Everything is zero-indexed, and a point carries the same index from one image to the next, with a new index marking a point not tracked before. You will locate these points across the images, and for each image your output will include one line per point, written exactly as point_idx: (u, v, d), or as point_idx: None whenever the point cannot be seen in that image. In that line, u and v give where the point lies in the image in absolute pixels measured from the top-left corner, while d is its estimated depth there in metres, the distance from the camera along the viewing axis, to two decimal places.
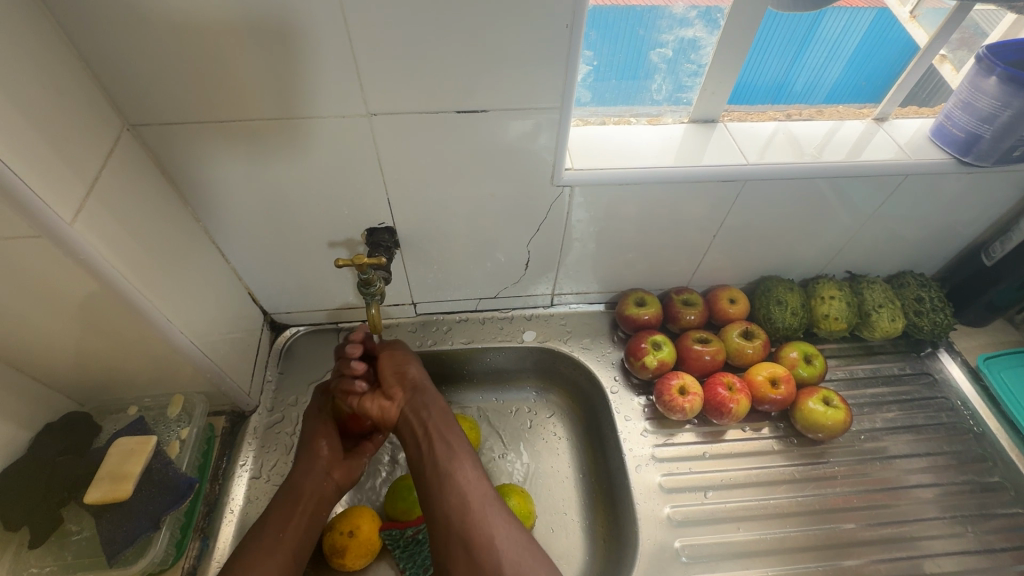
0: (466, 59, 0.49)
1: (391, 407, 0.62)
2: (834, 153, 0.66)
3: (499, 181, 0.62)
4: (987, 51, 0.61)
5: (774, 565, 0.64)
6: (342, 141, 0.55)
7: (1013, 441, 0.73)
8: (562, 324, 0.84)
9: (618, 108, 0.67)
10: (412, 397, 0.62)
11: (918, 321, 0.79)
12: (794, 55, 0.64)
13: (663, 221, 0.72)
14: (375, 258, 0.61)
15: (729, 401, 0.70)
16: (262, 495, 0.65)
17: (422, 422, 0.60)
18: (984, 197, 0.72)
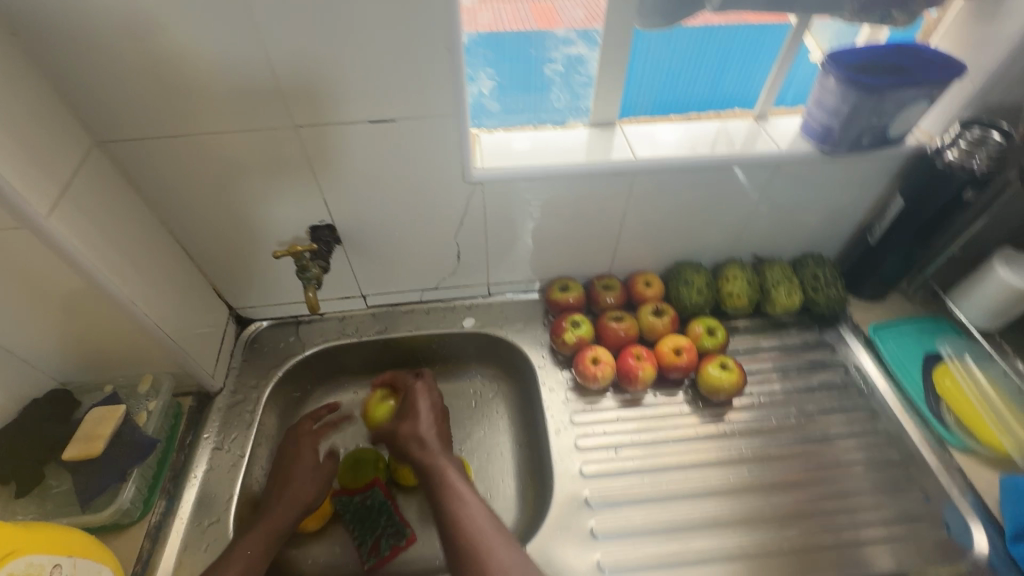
0: (367, 76, 0.59)
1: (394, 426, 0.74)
2: (714, 148, 0.77)
3: (418, 182, 0.72)
4: (830, 57, 0.70)
5: (675, 509, 0.72)
6: (279, 150, 0.65)
7: (897, 397, 0.80)
8: (499, 312, 0.93)
9: (526, 119, 0.78)
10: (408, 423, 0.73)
11: (815, 295, 0.88)
12: (785, 68, 0.77)
13: (574, 215, 0.81)
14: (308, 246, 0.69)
15: (636, 368, 0.79)
16: (224, 463, 0.74)
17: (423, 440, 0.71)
18: (859, 180, 0.82)
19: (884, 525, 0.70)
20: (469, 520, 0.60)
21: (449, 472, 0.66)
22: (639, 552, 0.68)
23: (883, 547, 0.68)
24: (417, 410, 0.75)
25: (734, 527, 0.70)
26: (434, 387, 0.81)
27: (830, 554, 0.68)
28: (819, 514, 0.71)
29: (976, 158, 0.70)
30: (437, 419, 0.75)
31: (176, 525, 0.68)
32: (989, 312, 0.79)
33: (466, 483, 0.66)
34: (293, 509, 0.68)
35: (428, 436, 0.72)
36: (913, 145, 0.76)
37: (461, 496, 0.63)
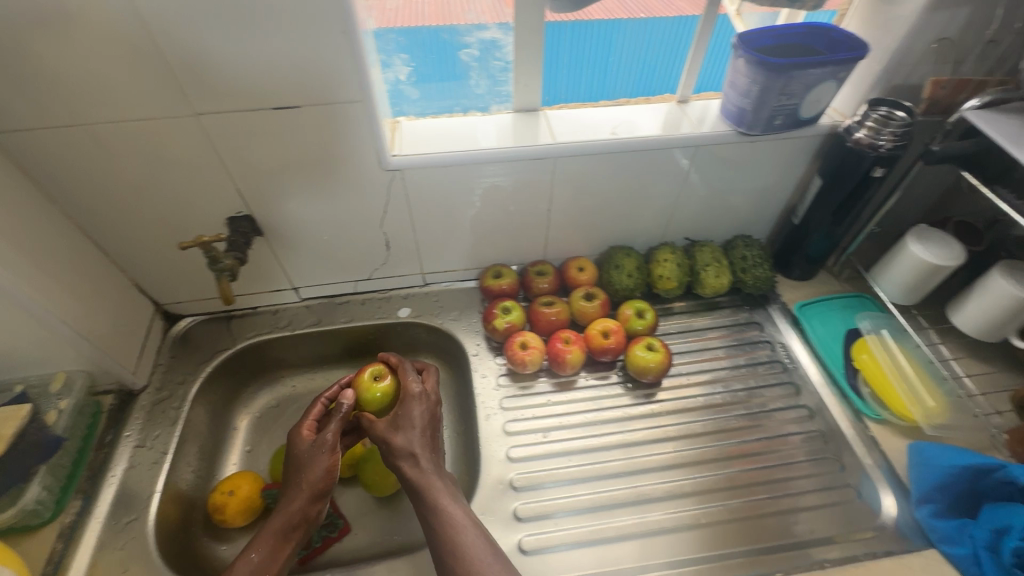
0: (264, 61, 0.58)
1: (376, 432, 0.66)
2: (635, 131, 0.78)
3: (334, 170, 0.71)
4: (740, 39, 0.71)
5: (597, 489, 0.72)
6: (182, 139, 0.64)
7: (820, 372, 0.83)
8: (436, 301, 0.93)
9: (447, 106, 0.78)
10: (401, 437, 0.65)
11: (743, 276, 0.89)
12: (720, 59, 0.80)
13: (500, 203, 0.82)
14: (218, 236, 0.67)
15: (564, 351, 0.79)
16: (145, 461, 0.73)
17: (415, 457, 0.64)
18: (780, 160, 0.83)
19: (819, 493, 0.72)
20: (468, 551, 0.56)
21: (441, 495, 0.61)
22: (560, 532, 0.68)
23: (815, 514, 0.70)
24: (410, 423, 0.66)
25: (661, 503, 0.71)
26: (433, 392, 0.71)
27: (770, 522, 0.70)
28: (764, 483, 0.73)
29: (883, 138, 0.71)
30: (429, 428, 0.67)
31: (92, 526, 0.67)
32: (904, 288, 0.82)
33: (462, 507, 0.60)
34: (305, 503, 0.64)
35: (420, 449, 0.64)
36: (827, 124, 0.78)
37: (454, 522, 0.58)
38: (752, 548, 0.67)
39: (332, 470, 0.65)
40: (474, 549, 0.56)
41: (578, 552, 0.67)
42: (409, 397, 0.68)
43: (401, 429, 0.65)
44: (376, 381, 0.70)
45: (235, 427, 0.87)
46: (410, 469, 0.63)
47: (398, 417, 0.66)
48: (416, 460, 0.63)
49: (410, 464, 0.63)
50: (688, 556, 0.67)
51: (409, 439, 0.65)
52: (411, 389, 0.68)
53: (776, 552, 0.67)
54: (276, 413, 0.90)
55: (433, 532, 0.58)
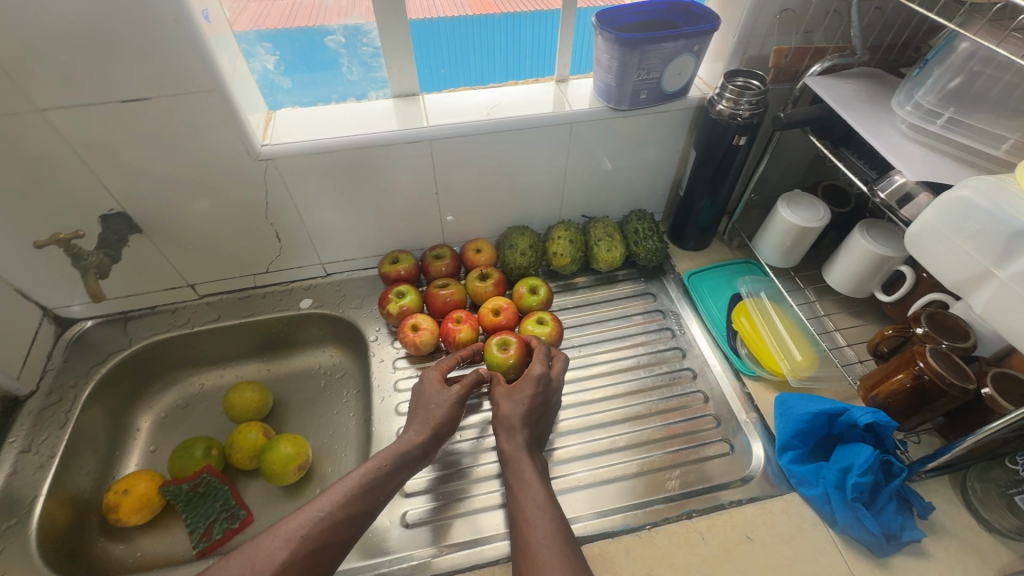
0: (107, 53, 0.58)
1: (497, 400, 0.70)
2: (510, 111, 0.79)
3: (204, 161, 0.71)
4: (598, 17, 0.72)
5: (487, 460, 0.74)
6: (30, 137, 0.63)
7: (707, 335, 0.86)
8: (338, 290, 0.94)
9: (324, 95, 0.78)
10: (509, 405, 0.69)
11: (636, 249, 0.92)
12: None
13: (387, 190, 0.83)
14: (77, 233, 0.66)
15: (454, 331, 0.81)
16: (31, 466, 0.72)
17: (515, 431, 0.67)
18: (658, 134, 0.86)
19: (711, 446, 0.74)
20: (543, 526, 0.57)
21: (526, 472, 0.63)
22: (449, 503, 0.70)
23: (721, 459, 0.73)
24: (520, 396, 0.69)
25: (579, 461, 0.73)
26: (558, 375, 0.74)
27: (680, 472, 0.72)
28: (679, 435, 0.76)
29: (741, 108, 0.74)
30: (538, 411, 0.69)
31: None
32: (781, 251, 0.86)
33: (545, 487, 0.62)
34: (407, 449, 0.65)
35: (520, 425, 0.67)
36: (695, 97, 0.81)
37: (535, 497, 0.60)
38: (658, 498, 0.69)
39: (454, 416, 0.70)
40: (548, 522, 0.57)
41: (476, 519, 0.68)
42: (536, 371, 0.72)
43: (512, 398, 0.69)
44: (506, 352, 0.77)
45: (137, 428, 0.87)
46: (513, 440, 0.66)
47: (518, 388, 0.70)
48: (516, 436, 0.67)
49: (514, 435, 0.67)
50: (601, 508, 0.69)
51: (517, 412, 0.68)
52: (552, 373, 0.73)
53: (687, 497, 0.69)
54: (180, 411, 0.90)
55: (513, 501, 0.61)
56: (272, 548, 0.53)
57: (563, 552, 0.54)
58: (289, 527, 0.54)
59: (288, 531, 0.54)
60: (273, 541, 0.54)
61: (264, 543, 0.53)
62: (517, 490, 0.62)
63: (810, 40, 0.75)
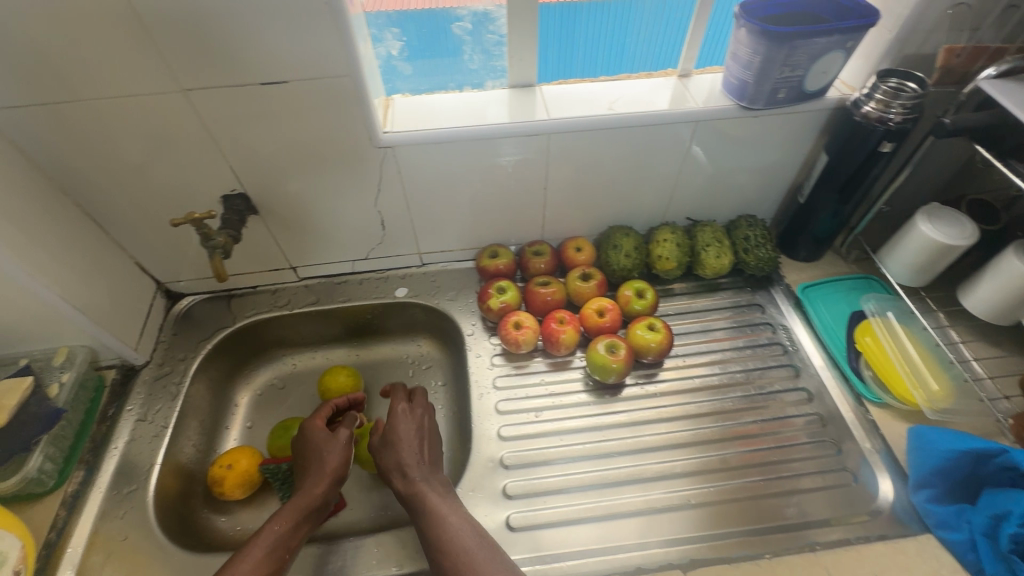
0: (254, 37, 0.57)
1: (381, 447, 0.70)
2: (632, 107, 0.75)
3: (329, 148, 0.70)
4: (742, 8, 0.68)
5: (585, 468, 0.72)
6: (170, 114, 0.63)
7: (823, 355, 0.81)
8: (432, 280, 0.93)
9: (442, 81, 0.76)
10: (402, 449, 0.68)
11: (745, 257, 0.87)
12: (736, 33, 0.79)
13: (496, 183, 0.81)
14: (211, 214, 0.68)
15: (558, 332, 0.79)
16: (147, 434, 0.75)
17: (407, 469, 0.66)
18: (785, 136, 0.80)
19: (825, 474, 0.70)
20: (462, 545, 0.57)
21: (431, 495, 0.62)
22: (550, 509, 0.68)
23: (819, 494, 0.69)
24: (396, 438, 0.68)
25: (680, 479, 0.71)
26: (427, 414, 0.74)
27: (771, 502, 0.69)
28: (765, 463, 0.72)
29: (892, 111, 0.68)
30: (425, 445, 0.69)
31: (95, 495, 0.69)
32: (912, 268, 0.79)
33: (454, 507, 0.61)
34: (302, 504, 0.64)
35: (411, 463, 0.66)
36: (835, 97, 0.75)
37: (444, 517, 0.60)
38: (752, 528, 0.66)
39: (349, 459, 0.71)
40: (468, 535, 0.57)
41: (578, 529, 0.66)
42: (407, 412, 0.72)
43: (393, 442, 0.69)
44: (611, 355, 0.76)
45: (237, 403, 0.89)
46: (402, 474, 0.66)
47: (392, 432, 0.69)
48: (406, 472, 0.66)
49: (406, 471, 0.66)
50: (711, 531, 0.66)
51: (395, 453, 0.68)
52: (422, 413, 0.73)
53: (777, 532, 0.66)
54: (276, 390, 0.92)
55: (428, 526, 0.59)
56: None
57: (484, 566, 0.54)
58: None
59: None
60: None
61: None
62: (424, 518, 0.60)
63: (979, 40, 0.68)
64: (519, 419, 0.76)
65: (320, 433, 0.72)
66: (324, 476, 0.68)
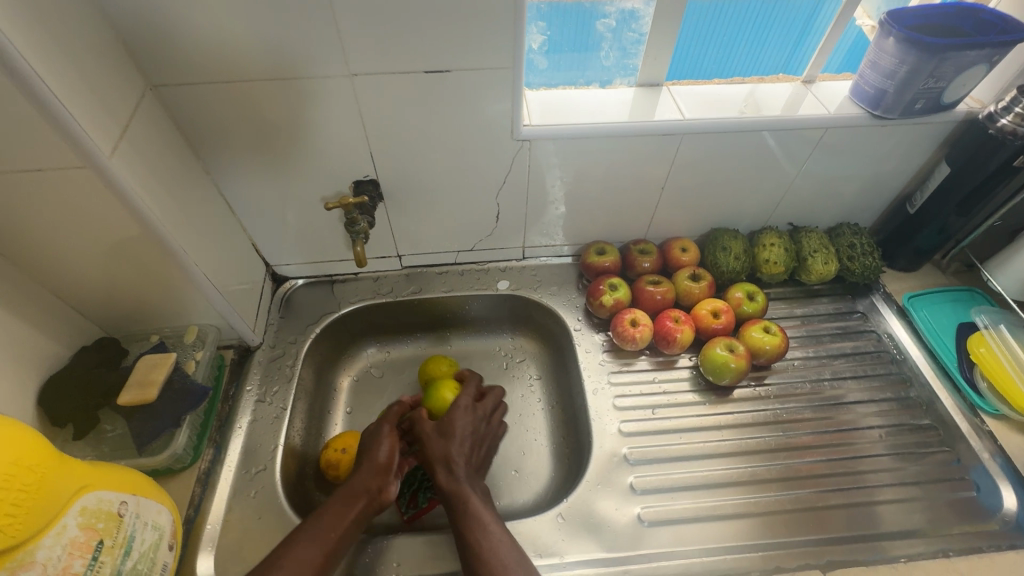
0: (431, 28, 0.58)
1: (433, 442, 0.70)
2: (762, 110, 0.76)
3: (469, 140, 0.71)
4: (887, 17, 0.68)
5: (706, 467, 0.73)
6: (328, 98, 0.64)
7: (931, 365, 0.82)
8: (533, 275, 0.93)
9: (573, 76, 0.77)
10: (454, 447, 0.69)
11: (851, 264, 0.88)
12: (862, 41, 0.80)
13: (616, 180, 0.81)
14: (358, 200, 0.72)
15: (675, 331, 0.79)
16: (268, 415, 0.75)
17: (454, 465, 0.67)
18: (905, 147, 0.81)
19: (942, 482, 0.72)
20: (498, 557, 0.58)
21: (472, 497, 0.64)
22: (677, 505, 0.69)
23: (894, 506, 0.70)
24: (452, 434, 0.70)
25: (800, 481, 0.72)
26: (483, 417, 0.75)
27: (838, 513, 0.69)
28: (831, 474, 0.73)
29: None
30: (473, 448, 0.71)
31: (225, 473, 0.69)
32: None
33: (493, 513, 0.63)
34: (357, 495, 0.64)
35: (459, 460, 0.68)
36: (964, 111, 0.76)
37: (485, 526, 0.61)
38: (823, 536, 0.67)
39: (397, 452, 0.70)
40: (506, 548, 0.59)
41: (706, 527, 0.67)
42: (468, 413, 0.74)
43: (449, 439, 0.70)
44: (730, 354, 0.76)
45: (338, 388, 0.90)
46: (449, 471, 0.67)
47: (448, 427, 0.71)
48: (453, 469, 0.67)
49: (455, 471, 0.67)
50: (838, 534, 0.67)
51: (447, 450, 0.69)
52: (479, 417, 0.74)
53: (843, 544, 0.66)
54: (375, 377, 0.92)
55: (465, 528, 0.61)
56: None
57: None
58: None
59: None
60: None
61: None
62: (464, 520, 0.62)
63: None
64: (636, 416, 0.77)
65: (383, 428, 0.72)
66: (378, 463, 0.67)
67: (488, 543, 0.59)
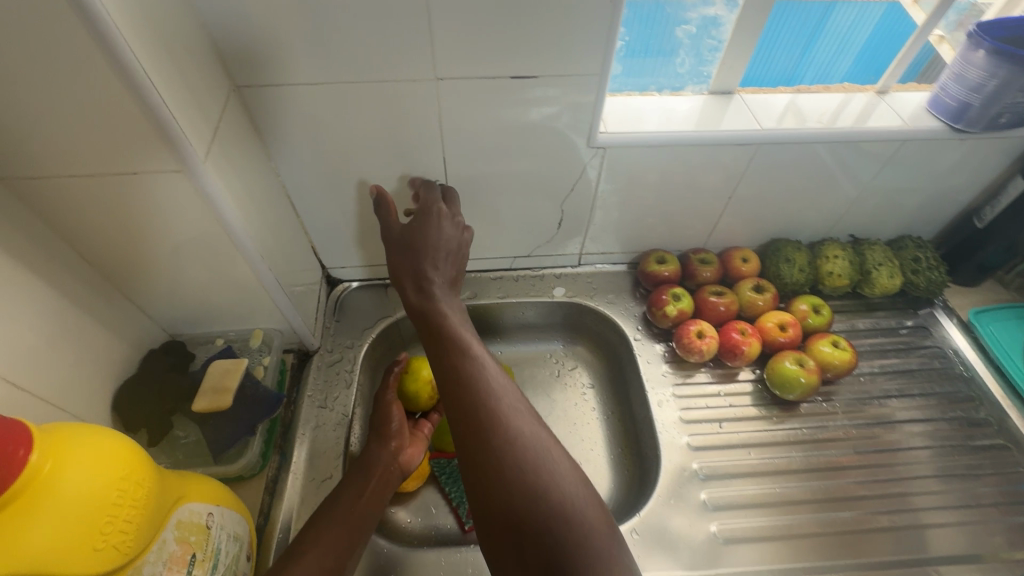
0: (523, 33, 0.57)
1: (400, 251, 0.67)
2: (839, 121, 0.74)
3: (543, 145, 0.70)
4: (978, 28, 0.68)
5: (778, 483, 0.72)
6: (410, 102, 0.63)
7: (1000, 384, 0.81)
8: (588, 282, 0.92)
9: (644, 83, 0.76)
10: (426, 261, 0.66)
11: (915, 278, 0.87)
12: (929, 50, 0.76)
13: (683, 188, 0.79)
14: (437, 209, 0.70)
15: (742, 344, 0.78)
16: (330, 421, 0.74)
17: (429, 274, 0.66)
18: (980, 161, 0.79)
19: (1016, 504, 0.71)
20: (501, 404, 0.55)
21: (460, 330, 0.63)
22: (752, 523, 0.68)
23: (962, 530, 0.69)
24: (431, 262, 0.66)
25: (871, 499, 0.71)
26: (456, 216, 0.69)
27: (911, 534, 0.68)
28: (902, 494, 0.72)
29: None
30: (455, 257, 0.68)
31: (292, 481, 0.68)
32: None
33: (485, 356, 0.61)
34: (388, 474, 0.67)
35: (437, 276, 0.66)
36: None
37: (478, 363, 0.59)
38: (913, 560, 0.66)
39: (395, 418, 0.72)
40: (507, 391, 0.57)
41: (782, 545, 0.67)
42: (437, 217, 0.67)
43: (423, 261, 0.66)
44: (801, 369, 0.75)
45: None
46: (430, 307, 0.64)
47: (416, 231, 0.67)
48: (432, 277, 0.66)
49: (437, 304, 0.64)
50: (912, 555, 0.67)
51: (419, 261, 0.66)
52: (446, 214, 0.67)
53: (901, 567, 0.65)
54: None
55: (451, 389, 0.57)
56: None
57: (523, 428, 0.53)
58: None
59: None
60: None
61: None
62: (453, 368, 0.58)
63: None
64: (704, 429, 0.76)
65: (394, 411, 0.72)
66: (395, 443, 0.69)
67: (535, 459, 0.51)
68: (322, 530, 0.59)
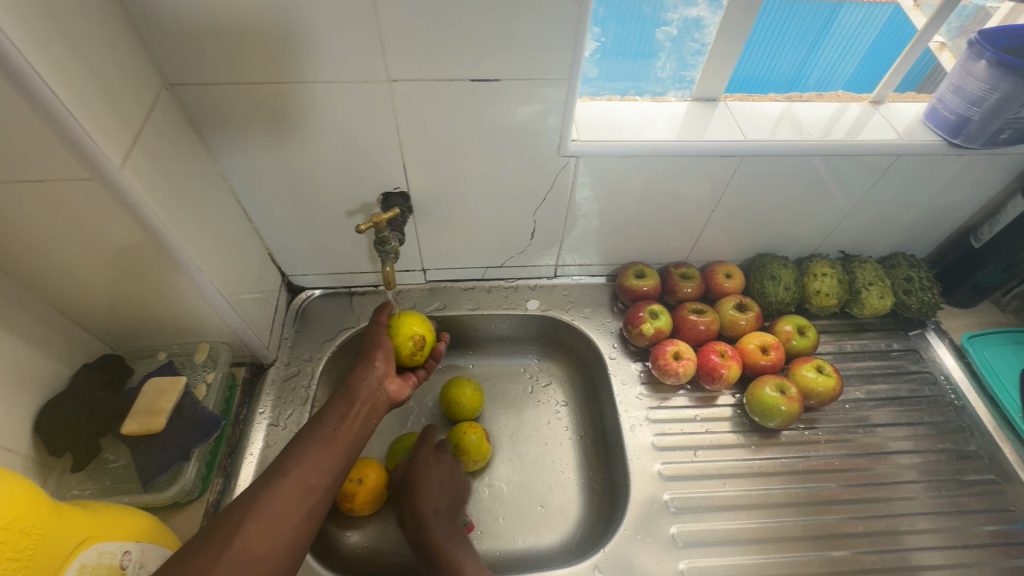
0: (481, 33, 0.53)
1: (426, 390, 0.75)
2: (829, 133, 0.69)
3: (511, 152, 0.65)
4: (980, 36, 0.63)
5: (753, 518, 0.68)
6: (363, 105, 0.58)
7: (993, 415, 0.77)
8: (564, 295, 0.88)
9: (623, 87, 0.71)
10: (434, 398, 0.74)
11: (907, 299, 0.82)
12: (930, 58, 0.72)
13: (663, 199, 0.75)
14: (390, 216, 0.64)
15: (721, 366, 0.74)
16: (280, 441, 0.70)
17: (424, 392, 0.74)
18: (977, 179, 0.75)
19: (1003, 545, 0.67)
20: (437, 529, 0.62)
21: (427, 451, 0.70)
22: (724, 561, 0.64)
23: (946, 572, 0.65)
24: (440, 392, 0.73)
25: (852, 537, 0.67)
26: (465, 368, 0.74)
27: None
28: (887, 532, 0.68)
29: None
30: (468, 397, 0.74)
31: None
32: None
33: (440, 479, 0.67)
34: (376, 399, 0.63)
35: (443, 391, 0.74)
36: None
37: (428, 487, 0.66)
38: None
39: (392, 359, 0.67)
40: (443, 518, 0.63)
41: None
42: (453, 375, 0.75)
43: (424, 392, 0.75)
44: (782, 396, 0.71)
45: None
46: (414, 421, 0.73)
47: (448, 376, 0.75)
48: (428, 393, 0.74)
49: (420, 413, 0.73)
50: None
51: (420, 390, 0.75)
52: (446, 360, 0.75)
53: None
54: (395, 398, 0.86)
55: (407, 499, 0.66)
56: (241, 569, 0.44)
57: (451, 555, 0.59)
58: (254, 542, 0.46)
59: (252, 544, 0.46)
60: (242, 553, 0.45)
61: (229, 554, 0.44)
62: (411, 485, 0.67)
63: None
64: (679, 457, 0.72)
65: (386, 339, 0.68)
66: (381, 368, 0.65)
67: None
68: (303, 451, 0.54)
